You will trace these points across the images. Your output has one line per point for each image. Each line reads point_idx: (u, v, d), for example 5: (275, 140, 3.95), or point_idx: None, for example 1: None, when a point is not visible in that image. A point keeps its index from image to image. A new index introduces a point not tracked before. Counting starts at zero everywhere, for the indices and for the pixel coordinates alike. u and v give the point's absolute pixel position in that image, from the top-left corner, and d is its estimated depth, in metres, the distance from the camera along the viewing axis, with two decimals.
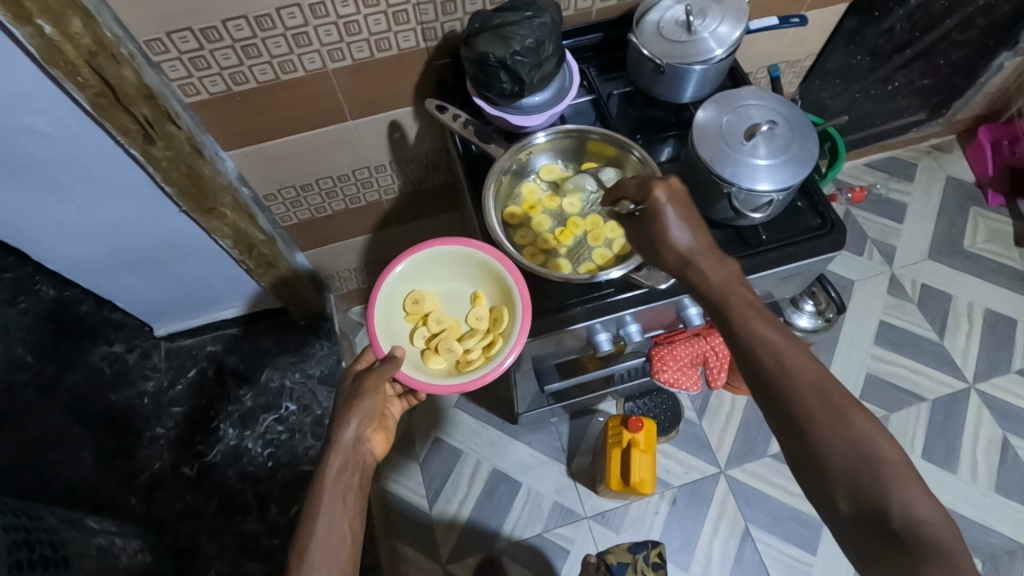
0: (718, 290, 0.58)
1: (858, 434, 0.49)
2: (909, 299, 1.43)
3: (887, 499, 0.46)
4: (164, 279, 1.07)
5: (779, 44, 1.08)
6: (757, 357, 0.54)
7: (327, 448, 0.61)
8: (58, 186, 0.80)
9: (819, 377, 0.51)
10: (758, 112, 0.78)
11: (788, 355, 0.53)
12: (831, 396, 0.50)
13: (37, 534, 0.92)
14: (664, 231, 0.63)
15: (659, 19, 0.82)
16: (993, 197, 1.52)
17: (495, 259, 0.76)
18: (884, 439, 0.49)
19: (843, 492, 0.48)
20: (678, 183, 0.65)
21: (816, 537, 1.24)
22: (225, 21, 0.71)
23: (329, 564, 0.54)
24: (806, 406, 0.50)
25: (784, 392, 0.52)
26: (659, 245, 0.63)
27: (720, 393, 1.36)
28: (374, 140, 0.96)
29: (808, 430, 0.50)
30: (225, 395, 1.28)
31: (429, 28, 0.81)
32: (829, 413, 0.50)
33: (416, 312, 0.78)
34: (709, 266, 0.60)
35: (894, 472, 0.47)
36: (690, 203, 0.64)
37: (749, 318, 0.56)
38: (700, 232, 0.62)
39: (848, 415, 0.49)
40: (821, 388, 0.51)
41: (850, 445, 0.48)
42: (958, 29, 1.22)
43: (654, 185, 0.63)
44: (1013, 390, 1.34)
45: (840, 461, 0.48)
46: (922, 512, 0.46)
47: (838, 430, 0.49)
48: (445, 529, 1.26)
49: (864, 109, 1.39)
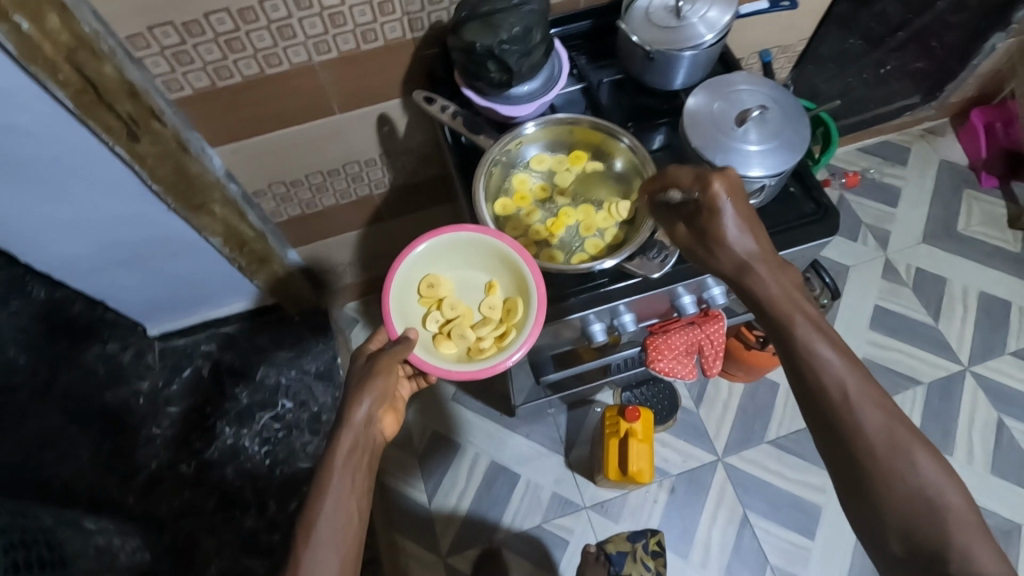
0: (783, 305, 0.57)
1: (921, 478, 0.49)
2: (904, 283, 1.43)
3: (946, 545, 0.47)
4: (155, 278, 1.07)
5: (771, 29, 1.08)
6: (823, 389, 0.53)
7: (338, 426, 0.61)
8: (45, 184, 0.79)
9: (886, 416, 0.51)
10: (749, 98, 0.77)
11: (856, 391, 0.52)
12: (898, 439, 0.50)
13: (34, 536, 0.92)
14: (720, 230, 0.60)
15: (648, 5, 0.81)
16: (986, 180, 1.52)
17: (514, 251, 0.74)
18: (950, 486, 0.49)
19: (899, 533, 0.49)
20: (735, 174, 0.62)
21: (814, 522, 1.24)
22: (207, 14, 0.70)
23: (336, 542, 0.54)
24: (871, 446, 0.50)
25: (849, 428, 0.51)
26: (714, 244, 0.60)
27: (717, 380, 1.36)
28: (364, 133, 0.95)
29: (871, 470, 0.50)
30: (221, 394, 1.28)
31: (415, 19, 0.80)
32: (893, 455, 0.50)
33: (430, 296, 0.77)
34: (769, 278, 0.59)
35: (955, 518, 0.48)
36: (747, 201, 0.61)
37: (815, 341, 0.54)
38: (759, 238, 0.60)
39: (914, 459, 0.50)
40: (888, 428, 0.51)
41: (914, 489, 0.49)
42: (950, 10, 1.21)
43: (712, 178, 0.60)
44: (1009, 372, 1.35)
45: (901, 504, 0.49)
46: (983, 562, 0.46)
47: (902, 473, 0.49)
48: (445, 522, 1.26)
49: (857, 93, 1.39)
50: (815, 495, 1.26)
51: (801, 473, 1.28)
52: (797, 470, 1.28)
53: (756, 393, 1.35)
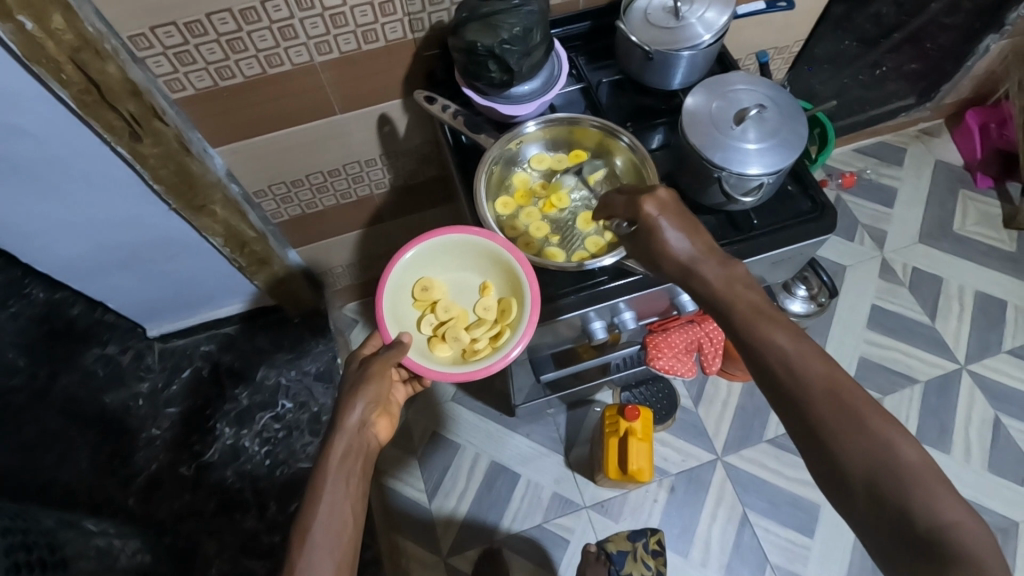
0: (727, 296, 0.56)
1: (873, 435, 0.45)
2: (901, 282, 1.44)
3: (908, 504, 0.43)
4: (156, 278, 1.07)
5: (768, 31, 1.09)
6: (766, 362, 0.51)
7: (332, 432, 0.61)
8: (45, 185, 0.79)
9: (830, 379, 0.48)
10: (748, 97, 0.78)
11: (797, 358, 0.50)
12: (844, 398, 0.47)
13: (35, 536, 0.92)
14: (662, 243, 0.61)
15: (647, 6, 0.82)
16: (981, 180, 1.53)
17: (507, 251, 0.75)
18: (906, 442, 0.45)
19: (861, 500, 0.45)
20: (666, 192, 0.63)
21: (813, 521, 1.25)
22: (209, 15, 0.70)
23: (330, 548, 0.54)
24: (817, 410, 0.47)
25: (795, 394, 0.49)
26: (658, 258, 0.61)
27: (716, 380, 1.37)
28: (364, 133, 0.96)
29: (821, 434, 0.47)
30: (221, 395, 1.28)
31: (416, 19, 0.80)
32: (841, 415, 0.47)
33: (424, 299, 0.78)
34: (713, 271, 0.58)
35: (916, 476, 0.43)
36: (685, 212, 0.62)
37: (758, 322, 0.53)
38: (700, 240, 0.60)
39: (863, 418, 0.46)
40: (834, 390, 0.48)
41: (866, 449, 0.45)
42: (945, 12, 1.22)
43: (642, 202, 0.62)
44: (1005, 370, 1.36)
45: (858, 465, 0.45)
46: (947, 513, 0.42)
47: (853, 434, 0.46)
48: (445, 522, 1.26)
49: (853, 95, 1.40)
50: (813, 494, 1.27)
51: (800, 471, 1.28)
52: (795, 469, 1.29)
53: (755, 392, 1.36)
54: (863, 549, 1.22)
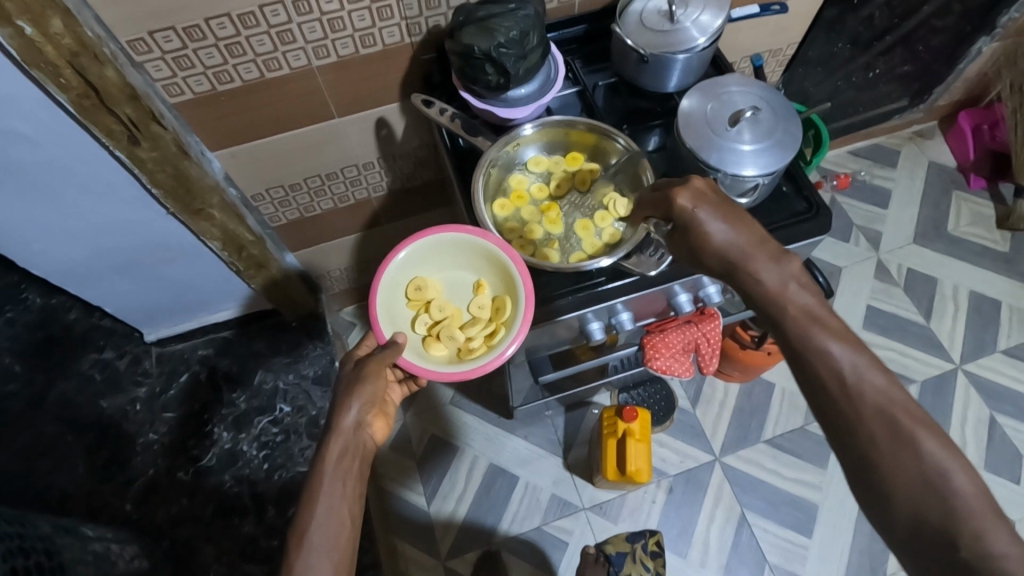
0: (781, 298, 0.55)
1: (925, 460, 0.46)
2: (896, 283, 1.45)
3: (953, 526, 0.43)
4: (153, 282, 1.07)
5: (762, 34, 1.10)
6: (820, 377, 0.51)
7: (327, 433, 0.61)
8: (44, 190, 0.79)
9: (884, 398, 0.48)
10: (742, 99, 0.78)
11: (853, 375, 0.50)
12: (896, 420, 0.47)
13: (33, 542, 0.92)
14: (702, 232, 0.58)
15: (642, 10, 0.83)
16: (974, 181, 1.55)
17: (500, 249, 0.75)
18: (958, 469, 0.45)
19: (905, 518, 0.45)
20: (702, 182, 0.60)
21: (811, 520, 1.25)
22: (209, 19, 0.70)
23: (327, 550, 0.54)
24: (869, 427, 0.48)
25: (847, 409, 0.49)
26: (702, 254, 0.59)
27: (713, 382, 1.37)
28: (361, 136, 0.96)
29: (872, 453, 0.47)
30: (218, 399, 1.28)
31: (413, 24, 0.81)
32: (893, 437, 0.47)
33: (418, 299, 0.77)
34: (767, 270, 0.56)
35: (963, 499, 0.44)
36: (724, 201, 0.59)
37: (812, 331, 0.52)
38: (748, 230, 0.57)
39: (918, 440, 0.46)
40: (886, 410, 0.48)
41: (917, 473, 0.45)
42: (937, 15, 1.22)
43: (676, 196, 0.59)
44: (1000, 369, 1.37)
45: (904, 489, 0.45)
46: (996, 544, 0.42)
47: (904, 456, 0.46)
48: (444, 526, 1.26)
49: (847, 97, 1.40)
50: (811, 494, 1.27)
51: (798, 471, 1.29)
52: (793, 469, 1.29)
53: (751, 392, 1.36)
54: (861, 549, 1.23)
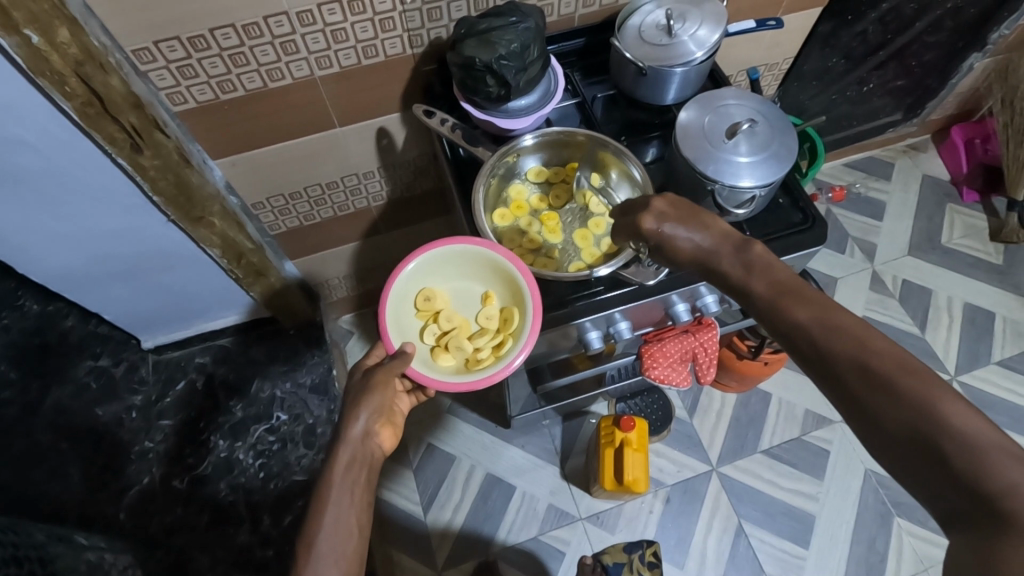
0: (746, 285, 0.54)
1: (914, 402, 0.41)
2: (890, 294, 1.46)
3: (953, 470, 0.39)
4: (151, 290, 1.07)
5: (758, 48, 1.11)
6: (796, 342, 0.49)
7: (337, 442, 0.61)
8: (44, 198, 0.79)
9: (859, 349, 0.45)
10: (739, 111, 0.80)
11: (822, 333, 0.47)
12: (872, 367, 0.44)
13: (26, 550, 0.92)
14: (672, 245, 0.60)
15: (641, 23, 0.84)
16: (967, 194, 1.57)
17: (508, 260, 0.75)
18: (952, 405, 0.41)
19: (911, 471, 0.41)
20: (663, 199, 0.62)
21: (807, 531, 1.25)
22: (213, 30, 0.71)
23: (337, 557, 0.54)
24: (850, 383, 0.45)
25: (826, 369, 0.46)
26: (675, 259, 0.60)
27: (709, 391, 1.38)
28: (362, 146, 0.97)
29: (860, 410, 0.44)
30: (214, 407, 1.27)
31: (416, 35, 0.82)
32: (870, 384, 0.43)
33: (427, 309, 0.78)
34: (732, 263, 0.56)
35: (969, 442, 0.39)
36: (686, 210, 0.61)
37: (784, 305, 0.50)
38: (713, 230, 0.59)
39: (898, 384, 0.43)
40: (863, 361, 0.44)
41: (905, 416, 0.42)
42: (929, 31, 1.23)
43: (642, 221, 0.61)
44: (995, 380, 1.38)
45: (898, 437, 0.42)
46: (1003, 481, 0.38)
47: (887, 403, 0.42)
48: (440, 536, 1.26)
49: (841, 110, 1.42)
50: (807, 504, 1.27)
51: (794, 481, 1.29)
52: (790, 479, 1.29)
53: (748, 403, 1.37)
54: (857, 559, 1.23)
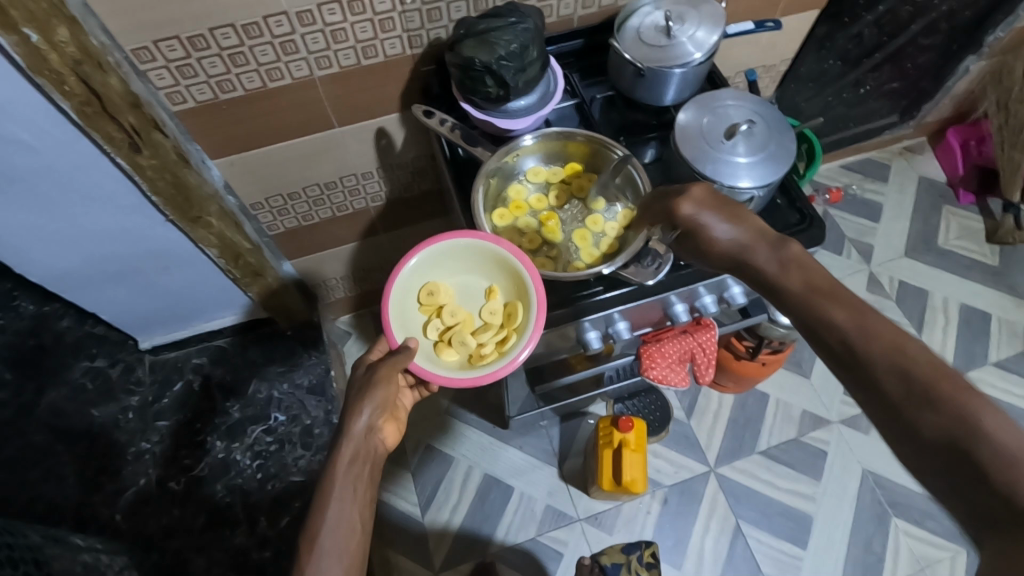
0: (780, 279, 0.52)
1: (955, 415, 0.38)
2: (887, 295, 1.47)
3: (996, 493, 0.36)
4: (149, 290, 1.06)
5: (756, 49, 1.12)
6: (829, 344, 0.46)
7: (339, 437, 0.61)
8: (41, 197, 0.79)
9: (899, 355, 0.42)
10: (737, 112, 0.80)
11: (858, 334, 0.44)
12: (913, 374, 0.41)
13: (22, 552, 0.91)
14: (707, 238, 0.58)
15: (639, 25, 0.84)
16: (962, 196, 1.57)
17: (513, 255, 0.76)
18: (993, 419, 0.37)
19: (948, 492, 0.38)
20: (703, 187, 0.61)
21: (805, 532, 1.25)
22: (213, 29, 0.71)
23: (340, 552, 0.54)
24: (886, 385, 0.42)
25: (860, 370, 0.44)
26: (706, 255, 0.59)
27: (707, 392, 1.38)
28: (360, 147, 0.97)
29: (896, 415, 0.41)
30: (212, 409, 1.27)
31: (415, 36, 0.82)
32: (909, 391, 0.41)
33: (430, 304, 0.77)
34: (766, 259, 0.54)
35: (1013, 463, 0.36)
36: (723, 201, 0.60)
37: (820, 303, 0.48)
38: (749, 225, 0.57)
39: (940, 392, 0.40)
40: (901, 366, 0.42)
41: (944, 428, 0.39)
42: (925, 33, 1.24)
43: (679, 205, 0.61)
44: (990, 381, 1.38)
45: (936, 451, 0.39)
46: None
47: (925, 412, 0.40)
48: (438, 537, 1.25)
49: (838, 112, 1.43)
50: (804, 505, 1.28)
51: (791, 482, 1.29)
52: (787, 479, 1.30)
53: (746, 404, 1.37)
54: (855, 560, 1.23)
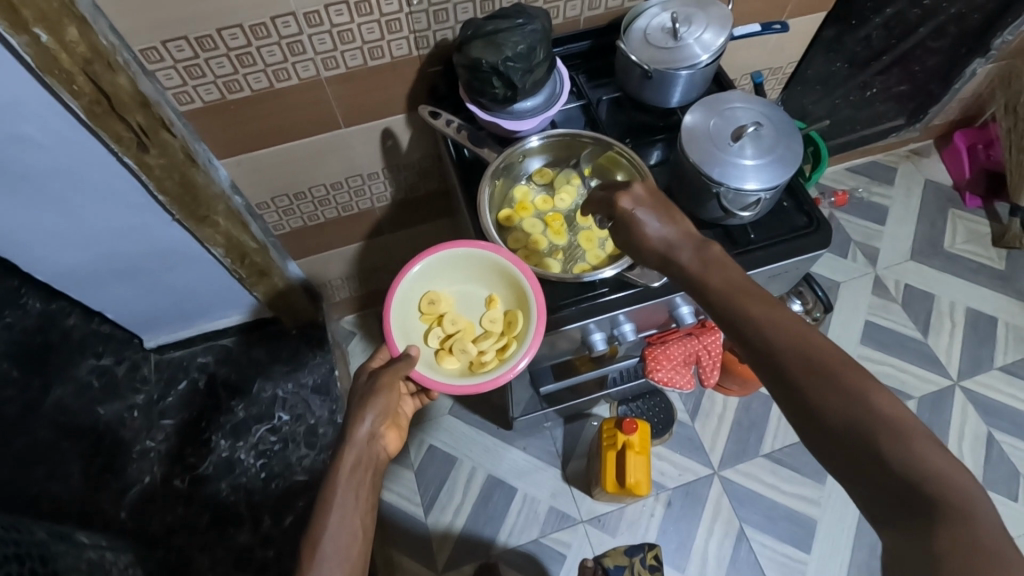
0: (701, 276, 0.58)
1: (849, 391, 0.45)
2: (893, 299, 1.46)
3: (884, 458, 0.42)
4: (156, 288, 1.07)
5: (763, 51, 1.12)
6: (743, 333, 0.52)
7: (342, 443, 0.61)
8: (50, 195, 0.79)
9: (803, 341, 0.49)
10: (744, 114, 0.80)
11: (769, 325, 0.51)
12: (815, 358, 0.47)
13: (28, 548, 0.91)
14: (641, 233, 0.64)
15: (646, 26, 0.84)
16: (969, 200, 1.57)
17: (514, 264, 0.76)
18: (882, 395, 0.44)
19: (843, 461, 0.44)
20: (643, 186, 0.66)
21: (809, 535, 1.25)
22: (221, 30, 0.72)
23: (342, 559, 0.54)
24: (792, 369, 0.48)
25: (770, 358, 0.50)
26: (639, 249, 0.65)
27: (712, 395, 1.38)
28: (366, 148, 0.97)
29: (799, 394, 0.47)
30: (217, 408, 1.27)
31: (422, 37, 0.82)
32: (812, 373, 0.47)
33: (431, 312, 0.78)
34: (690, 257, 0.60)
35: (896, 430, 0.43)
36: (660, 202, 0.65)
37: (732, 299, 0.55)
38: (679, 226, 0.63)
39: (839, 373, 0.46)
40: (807, 351, 0.48)
41: (841, 404, 0.45)
42: (932, 36, 1.23)
43: (619, 199, 0.66)
44: (997, 386, 1.38)
45: (835, 425, 0.45)
46: (929, 466, 0.41)
47: (825, 391, 0.46)
48: (441, 538, 1.26)
49: (845, 115, 1.42)
50: (809, 509, 1.27)
51: (796, 485, 1.29)
52: (791, 483, 1.29)
53: (751, 407, 1.37)
54: (859, 564, 1.23)
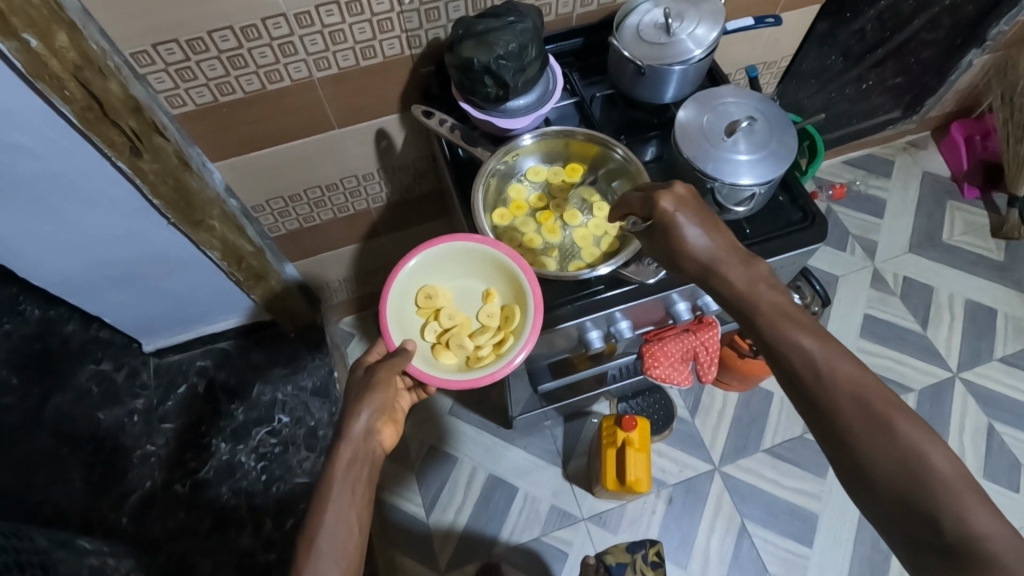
0: (751, 296, 0.59)
1: (902, 443, 0.46)
2: (892, 292, 1.46)
3: (932, 512, 0.44)
4: (154, 293, 1.06)
5: (756, 45, 1.12)
6: (793, 367, 0.53)
7: (338, 439, 0.61)
8: (44, 203, 0.79)
9: (857, 385, 0.50)
10: (738, 109, 0.79)
11: (825, 364, 0.52)
12: (870, 404, 0.49)
13: (28, 555, 0.91)
14: (681, 241, 0.63)
15: (638, 22, 0.84)
16: (967, 191, 1.57)
17: (510, 258, 0.76)
18: (935, 450, 0.46)
19: (888, 508, 0.46)
20: (683, 187, 0.64)
21: (811, 530, 1.25)
22: (211, 32, 0.71)
23: (337, 556, 0.54)
24: (845, 413, 0.49)
25: (822, 399, 0.51)
26: (678, 257, 0.63)
27: (712, 391, 1.38)
28: (361, 148, 0.97)
29: (846, 437, 0.48)
30: (216, 412, 1.27)
31: (413, 36, 0.82)
32: (866, 421, 0.48)
33: (428, 307, 0.77)
34: (736, 271, 0.60)
35: (947, 485, 0.44)
36: (700, 206, 0.63)
37: (781, 325, 0.55)
38: (723, 238, 0.63)
39: (892, 422, 0.47)
40: (860, 396, 0.49)
41: (894, 455, 0.46)
42: (926, 28, 1.23)
43: (659, 199, 0.63)
44: (997, 377, 1.37)
45: (884, 472, 0.46)
46: (979, 525, 0.43)
47: (879, 439, 0.47)
48: (443, 537, 1.26)
49: (841, 108, 1.42)
50: (810, 503, 1.27)
51: (797, 480, 1.29)
52: (792, 478, 1.29)
53: (751, 402, 1.36)
54: (861, 559, 1.23)
